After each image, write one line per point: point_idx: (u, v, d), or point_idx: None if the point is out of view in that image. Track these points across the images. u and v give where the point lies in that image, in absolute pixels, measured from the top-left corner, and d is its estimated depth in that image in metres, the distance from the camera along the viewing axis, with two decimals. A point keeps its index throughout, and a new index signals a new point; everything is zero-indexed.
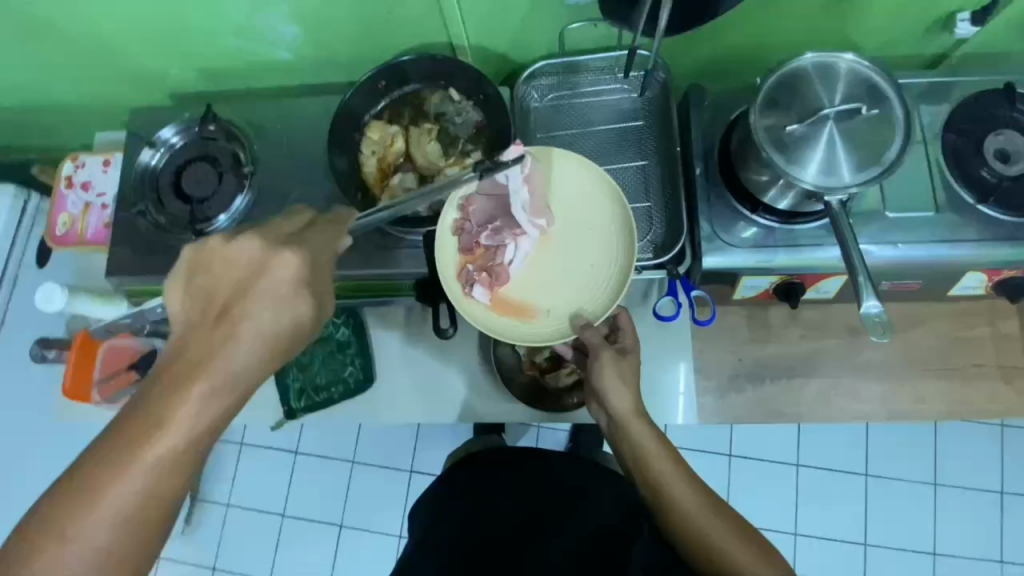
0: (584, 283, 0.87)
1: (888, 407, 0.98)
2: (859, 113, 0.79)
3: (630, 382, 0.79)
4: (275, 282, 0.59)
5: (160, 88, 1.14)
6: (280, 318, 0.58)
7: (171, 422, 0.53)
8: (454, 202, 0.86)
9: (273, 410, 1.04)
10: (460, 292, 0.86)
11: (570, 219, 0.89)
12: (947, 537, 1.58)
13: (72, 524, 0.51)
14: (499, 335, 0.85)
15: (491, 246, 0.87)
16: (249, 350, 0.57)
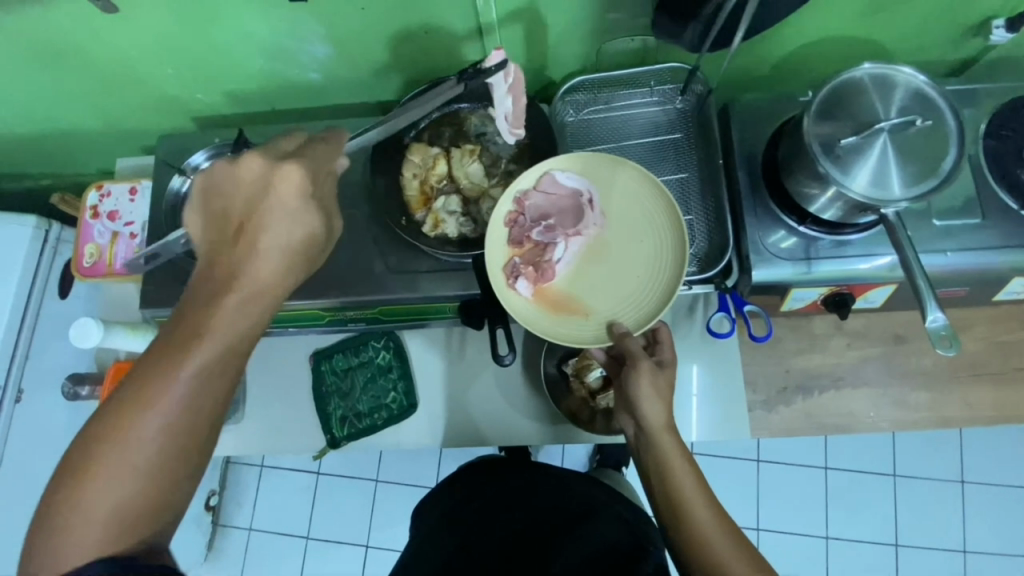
0: (635, 291, 0.84)
1: (937, 414, 0.98)
2: (914, 125, 0.79)
3: (663, 395, 0.76)
4: (283, 196, 0.62)
5: (183, 112, 1.12)
6: (294, 230, 0.62)
7: (210, 327, 0.58)
8: (510, 194, 0.86)
9: (314, 440, 1.02)
10: (503, 282, 0.83)
11: (622, 219, 0.86)
12: (979, 536, 1.56)
13: (120, 436, 0.55)
14: (537, 330, 0.82)
15: (541, 242, 0.85)
16: (268, 260, 0.61)
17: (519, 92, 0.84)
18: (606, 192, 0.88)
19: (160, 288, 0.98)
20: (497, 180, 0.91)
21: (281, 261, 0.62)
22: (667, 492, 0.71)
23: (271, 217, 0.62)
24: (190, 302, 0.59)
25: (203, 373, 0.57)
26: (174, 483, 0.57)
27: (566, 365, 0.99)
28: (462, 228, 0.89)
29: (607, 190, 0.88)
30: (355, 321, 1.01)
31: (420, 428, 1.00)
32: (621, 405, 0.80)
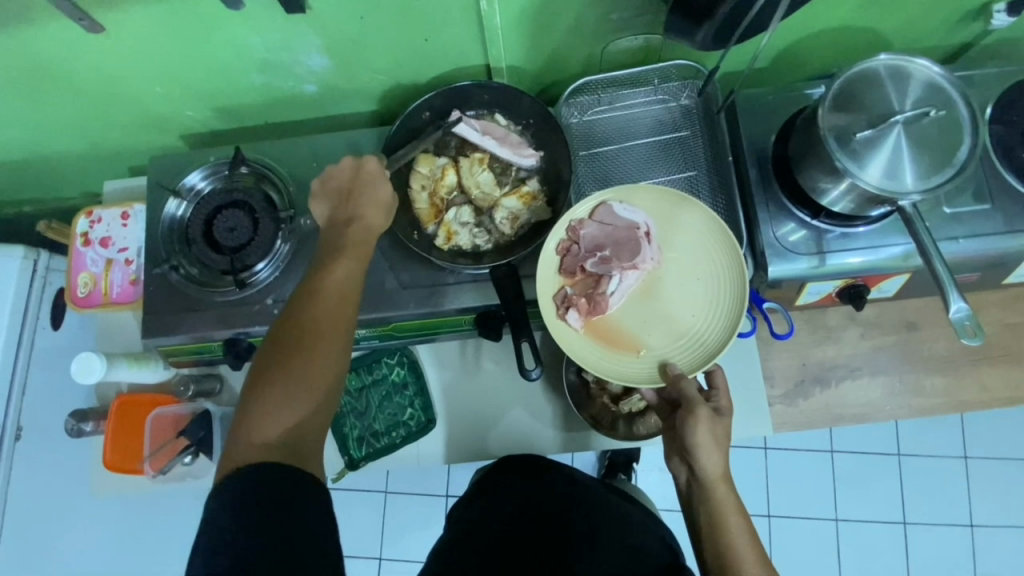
0: (689, 327, 0.84)
1: (953, 399, 0.99)
2: (928, 117, 0.79)
3: (719, 444, 0.74)
4: (370, 168, 0.80)
5: (174, 131, 1.08)
6: (382, 190, 0.80)
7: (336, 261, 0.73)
8: (565, 223, 0.85)
9: (332, 462, 0.99)
10: (554, 311, 0.84)
11: (675, 247, 0.86)
12: (984, 509, 1.60)
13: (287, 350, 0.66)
14: (585, 363, 0.82)
15: (595, 273, 0.84)
16: (372, 203, 0.79)
17: (489, 128, 0.89)
18: (657, 211, 0.87)
19: (161, 316, 0.94)
20: (508, 188, 0.88)
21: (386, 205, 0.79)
22: (718, 550, 0.70)
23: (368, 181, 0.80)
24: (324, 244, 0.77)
25: (346, 285, 0.72)
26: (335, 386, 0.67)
27: (586, 372, 0.97)
28: (476, 239, 0.88)
29: (660, 217, 0.87)
30: (367, 339, 0.98)
31: (440, 444, 0.98)
32: (674, 449, 0.79)
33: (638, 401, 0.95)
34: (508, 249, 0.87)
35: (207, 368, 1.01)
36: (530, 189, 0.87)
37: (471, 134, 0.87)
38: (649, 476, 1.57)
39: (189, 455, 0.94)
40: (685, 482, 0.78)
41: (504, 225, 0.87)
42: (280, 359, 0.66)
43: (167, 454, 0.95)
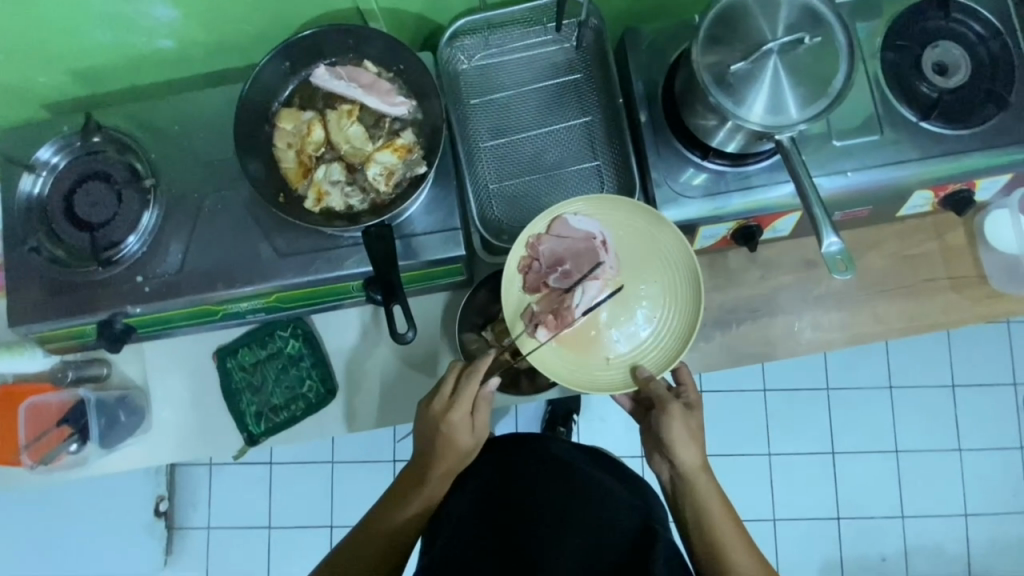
0: (655, 331, 0.87)
1: (850, 332, 1.00)
2: (802, 43, 0.75)
3: (695, 436, 0.81)
4: (460, 422, 0.83)
5: (31, 101, 0.98)
6: (469, 434, 0.84)
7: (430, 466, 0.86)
8: (524, 240, 0.87)
9: (230, 441, 0.96)
10: (524, 330, 0.86)
11: (636, 258, 0.88)
12: (910, 435, 1.67)
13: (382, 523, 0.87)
14: (558, 378, 0.85)
15: (558, 287, 0.87)
16: (465, 440, 0.84)
17: (354, 74, 0.83)
18: (622, 232, 0.88)
19: (26, 302, 0.88)
20: (381, 141, 0.82)
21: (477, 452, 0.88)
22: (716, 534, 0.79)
23: (463, 458, 0.86)
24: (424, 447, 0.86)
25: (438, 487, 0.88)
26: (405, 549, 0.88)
27: (484, 332, 0.95)
28: (349, 199, 0.82)
29: (618, 225, 0.89)
30: (254, 312, 0.93)
31: (342, 413, 0.96)
32: (654, 448, 0.85)
33: None
34: (386, 208, 0.82)
35: (91, 353, 0.96)
36: (403, 140, 0.82)
37: (339, 86, 0.83)
38: (588, 427, 1.59)
39: (75, 443, 0.93)
40: (668, 478, 0.84)
41: (378, 181, 0.81)
42: (376, 526, 0.88)
43: (47, 444, 0.93)
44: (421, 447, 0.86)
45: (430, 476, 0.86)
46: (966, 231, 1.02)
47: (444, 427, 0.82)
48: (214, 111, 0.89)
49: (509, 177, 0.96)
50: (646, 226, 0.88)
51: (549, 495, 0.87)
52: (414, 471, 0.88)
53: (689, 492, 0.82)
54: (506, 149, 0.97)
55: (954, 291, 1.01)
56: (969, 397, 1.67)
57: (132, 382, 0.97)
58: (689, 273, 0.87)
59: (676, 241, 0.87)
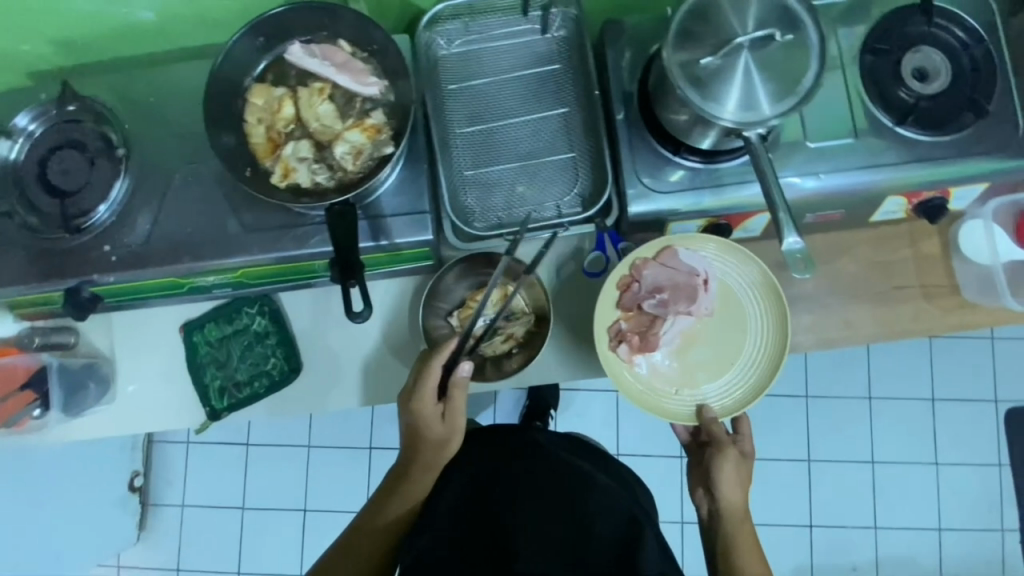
0: (728, 375, 0.92)
1: (820, 336, 1.00)
2: (774, 40, 0.75)
3: (741, 482, 0.92)
4: (430, 413, 0.88)
5: (13, 68, 0.99)
6: (438, 418, 0.88)
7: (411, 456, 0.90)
8: (630, 261, 0.91)
9: (193, 414, 0.96)
10: (608, 344, 0.91)
11: (727, 302, 0.93)
12: (887, 447, 1.66)
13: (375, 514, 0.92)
14: (625, 391, 0.90)
15: (651, 313, 0.91)
16: (437, 432, 0.88)
17: (326, 54, 0.83)
18: (722, 275, 0.93)
19: None
20: (351, 121, 0.83)
21: (453, 446, 0.91)
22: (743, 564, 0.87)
23: (438, 452, 0.90)
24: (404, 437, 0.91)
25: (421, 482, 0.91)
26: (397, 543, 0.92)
27: (451, 317, 0.96)
28: (316, 176, 0.82)
29: (720, 264, 0.93)
30: (220, 286, 0.93)
31: (304, 393, 0.96)
32: (699, 482, 0.95)
33: (503, 341, 0.96)
34: (353, 185, 0.82)
35: (61, 321, 0.97)
36: (373, 121, 0.82)
37: (313, 65, 0.83)
38: (564, 423, 1.60)
39: (38, 409, 0.94)
40: (706, 513, 0.93)
41: (346, 161, 0.82)
42: (368, 517, 0.93)
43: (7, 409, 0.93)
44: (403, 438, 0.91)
45: (412, 467, 0.91)
46: (941, 240, 1.02)
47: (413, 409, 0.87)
48: (191, 85, 0.90)
49: (485, 165, 0.96)
50: (746, 279, 0.93)
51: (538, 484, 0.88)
52: (400, 465, 0.92)
53: (727, 530, 0.90)
54: (483, 138, 0.97)
55: (925, 300, 1.01)
56: (949, 412, 1.67)
57: (99, 352, 0.97)
58: (776, 326, 0.92)
59: (767, 290, 0.92)
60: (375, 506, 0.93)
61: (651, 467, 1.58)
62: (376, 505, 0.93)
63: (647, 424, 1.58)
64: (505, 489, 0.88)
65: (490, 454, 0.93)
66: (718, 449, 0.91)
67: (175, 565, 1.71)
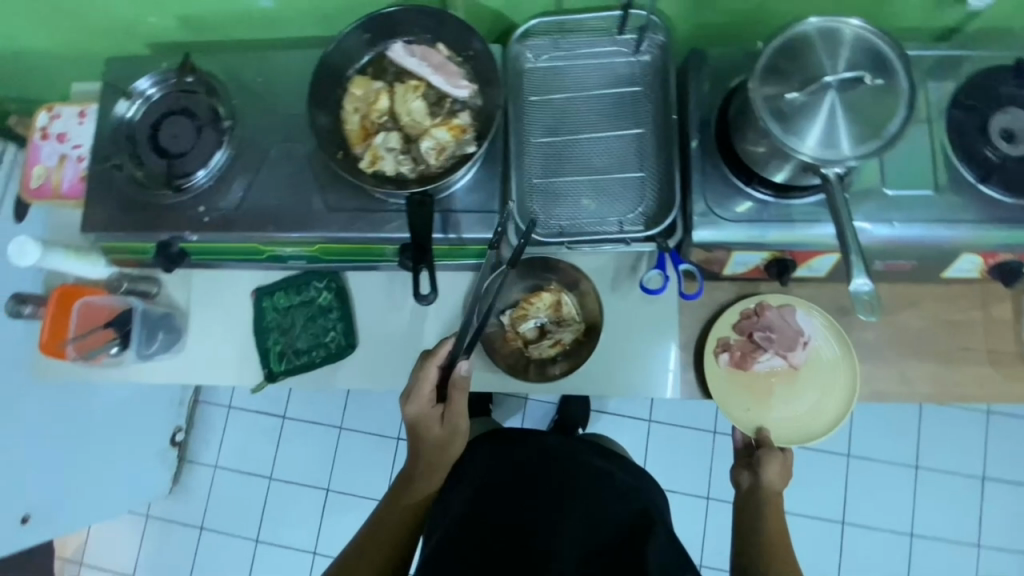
0: (791, 426, 0.97)
1: (874, 389, 0.98)
2: (863, 83, 0.76)
3: (785, 470, 0.92)
4: (430, 414, 0.89)
5: (141, 38, 1.09)
6: (438, 417, 0.89)
7: (420, 454, 0.91)
8: (755, 298, 0.99)
9: (251, 373, 1.02)
10: (711, 348, 0.97)
11: (821, 370, 0.98)
12: (927, 520, 1.58)
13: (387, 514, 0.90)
14: (711, 384, 0.96)
15: (758, 344, 0.97)
16: (438, 433, 0.90)
17: (423, 54, 0.89)
18: (824, 344, 0.98)
19: (101, 213, 0.96)
20: (439, 119, 0.88)
21: (456, 446, 0.92)
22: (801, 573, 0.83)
23: (442, 451, 0.91)
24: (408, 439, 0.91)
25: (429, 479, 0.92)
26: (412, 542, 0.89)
27: (503, 316, 1.00)
28: (400, 167, 0.87)
29: (829, 338, 0.98)
30: (296, 258, 0.99)
31: (356, 369, 1.01)
32: (741, 465, 0.96)
33: (550, 345, 0.98)
34: (433, 178, 0.86)
35: (147, 270, 1.05)
36: (460, 121, 0.87)
37: (411, 64, 0.88)
38: None
39: (116, 347, 1.01)
40: (746, 488, 0.93)
41: (430, 155, 0.86)
42: (380, 517, 0.90)
43: (93, 343, 1.00)
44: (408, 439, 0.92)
45: (421, 464, 0.91)
46: (1014, 307, 0.98)
47: (412, 411, 0.89)
48: (296, 71, 0.97)
49: (556, 175, 1.00)
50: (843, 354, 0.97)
51: (553, 475, 0.93)
52: (411, 465, 0.92)
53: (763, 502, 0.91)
54: (557, 148, 1.00)
55: (991, 366, 0.97)
56: (1000, 493, 1.57)
57: (177, 304, 1.04)
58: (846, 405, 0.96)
59: (849, 364, 0.97)
60: (386, 509, 0.91)
61: (675, 500, 1.55)
62: (387, 505, 0.91)
63: (676, 457, 1.56)
64: (522, 477, 0.92)
65: (499, 448, 0.97)
66: (766, 449, 0.92)
67: (200, 523, 1.78)
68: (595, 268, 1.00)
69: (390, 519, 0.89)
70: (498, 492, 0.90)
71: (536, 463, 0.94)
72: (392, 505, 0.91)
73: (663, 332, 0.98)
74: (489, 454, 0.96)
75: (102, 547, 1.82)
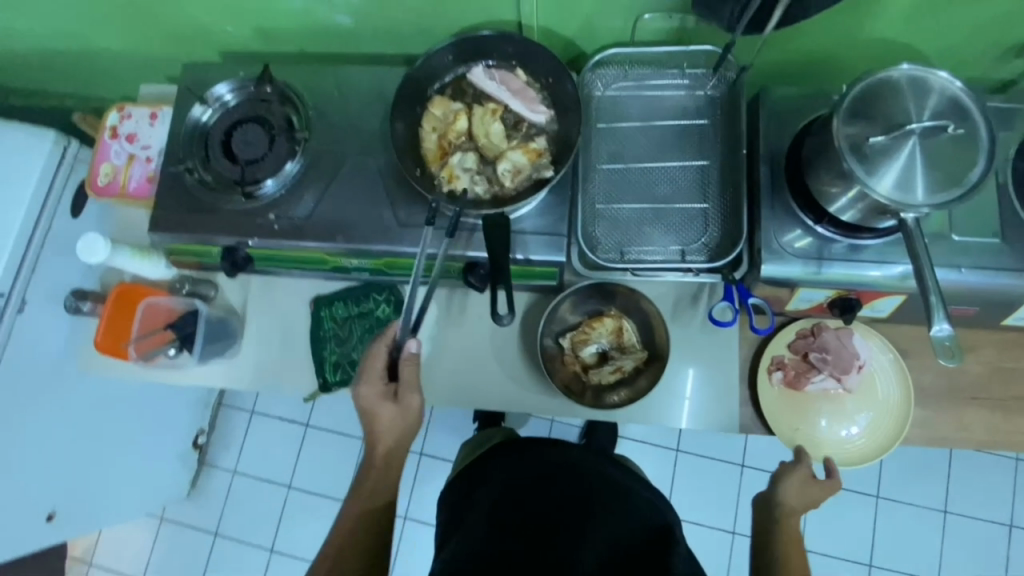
0: (836, 446, 0.97)
1: (929, 432, 0.97)
2: (945, 132, 0.77)
3: (808, 498, 0.91)
4: (381, 394, 0.85)
5: (214, 46, 1.11)
6: (390, 396, 0.85)
7: (378, 440, 0.86)
8: (813, 319, 0.99)
9: (305, 382, 1.01)
10: (765, 365, 0.98)
11: (874, 395, 0.97)
12: (953, 565, 1.55)
13: (358, 505, 0.85)
14: (760, 400, 0.97)
15: (812, 364, 0.97)
16: (389, 414, 0.85)
17: (502, 79, 0.91)
18: (881, 370, 0.97)
19: (170, 214, 0.97)
20: (516, 142, 0.89)
21: (414, 426, 0.87)
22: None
23: (401, 433, 0.86)
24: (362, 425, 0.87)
25: (392, 463, 0.86)
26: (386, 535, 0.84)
27: (562, 339, 0.99)
28: (475, 187, 0.88)
29: (885, 363, 0.97)
30: (359, 271, 1.00)
31: None
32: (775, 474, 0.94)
33: (611, 373, 0.97)
34: (507, 201, 0.88)
35: (206, 274, 1.05)
36: (536, 145, 0.88)
37: (490, 86, 0.90)
38: None
39: (173, 348, 1.00)
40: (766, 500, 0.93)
41: (505, 177, 0.88)
42: (350, 509, 0.85)
43: (153, 344, 1.01)
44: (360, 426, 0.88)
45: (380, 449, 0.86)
46: None
47: (362, 389, 0.85)
48: (371, 86, 0.99)
49: (618, 201, 1.01)
50: (899, 382, 0.96)
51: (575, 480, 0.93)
52: (371, 453, 0.87)
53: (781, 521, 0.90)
54: (620, 175, 1.02)
55: None
56: None
57: (233, 308, 1.05)
58: (896, 432, 0.95)
59: (903, 391, 0.96)
60: (353, 501, 0.86)
61: (700, 532, 1.53)
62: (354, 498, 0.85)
63: (703, 488, 1.55)
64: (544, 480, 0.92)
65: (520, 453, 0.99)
66: (801, 465, 0.92)
67: (214, 528, 1.76)
68: (655, 297, 1.00)
69: (358, 509, 0.84)
70: (521, 492, 0.90)
71: (546, 475, 0.94)
72: (358, 498, 0.85)
73: (719, 364, 0.98)
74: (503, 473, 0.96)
75: (112, 548, 1.79)
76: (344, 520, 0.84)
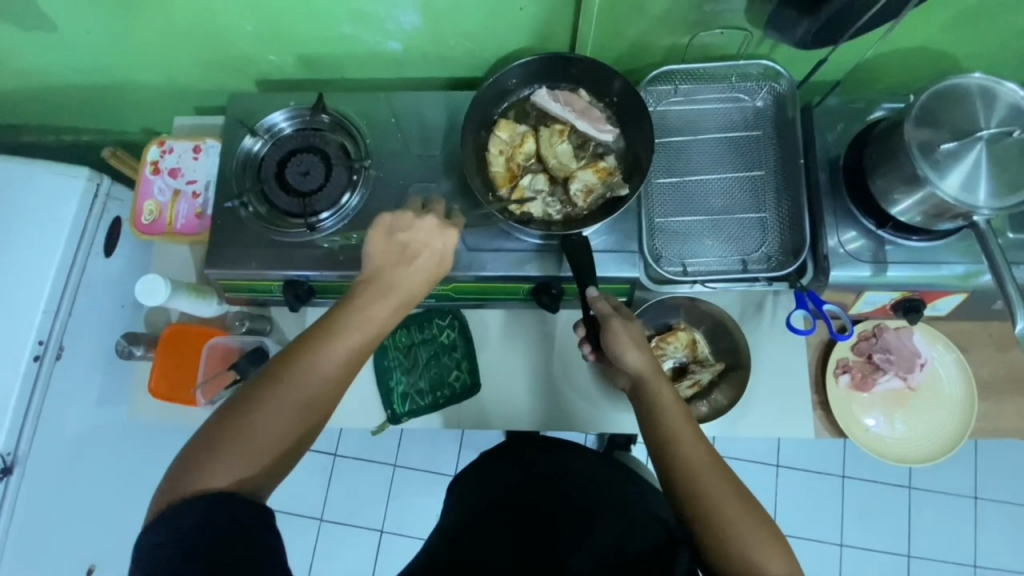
0: (903, 443, 1.00)
1: (989, 425, 1.00)
2: (1011, 137, 0.80)
3: (641, 343, 0.77)
4: (425, 243, 0.72)
5: (254, 75, 1.09)
6: (435, 257, 0.73)
7: (395, 286, 0.71)
8: (874, 320, 1.03)
9: (373, 414, 1.01)
10: (833, 369, 1.00)
11: (936, 392, 1.00)
12: (990, 551, 1.55)
13: (312, 346, 0.66)
14: (831, 402, 0.99)
15: (877, 365, 1.00)
16: (420, 269, 0.72)
17: (566, 100, 0.91)
18: (941, 367, 1.01)
19: (226, 250, 0.94)
20: (585, 162, 0.90)
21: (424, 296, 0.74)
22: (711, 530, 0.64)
23: (417, 289, 0.72)
24: (376, 262, 0.72)
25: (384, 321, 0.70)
26: (309, 412, 0.64)
27: None
28: (548, 208, 0.89)
29: (945, 361, 1.01)
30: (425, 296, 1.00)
31: (480, 409, 1.00)
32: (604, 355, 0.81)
33: (687, 387, 0.99)
34: (582, 221, 0.88)
35: (259, 308, 1.03)
36: (607, 164, 0.89)
37: (555, 108, 0.90)
38: None
39: (237, 390, 0.96)
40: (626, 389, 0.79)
41: (578, 197, 0.88)
42: (309, 337, 0.66)
43: (217, 387, 0.98)
44: (374, 259, 0.72)
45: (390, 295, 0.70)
46: None
47: (415, 228, 0.73)
48: (426, 112, 0.98)
49: (676, 214, 1.00)
50: (960, 379, 1.00)
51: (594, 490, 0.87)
52: (367, 289, 0.70)
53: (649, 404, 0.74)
54: (676, 188, 1.02)
55: None
56: None
57: (289, 342, 1.03)
58: (961, 428, 0.98)
59: (964, 387, 0.99)
60: (314, 330, 0.67)
61: None
62: (324, 330, 0.67)
63: None
64: (557, 485, 0.89)
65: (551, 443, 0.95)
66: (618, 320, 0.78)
67: None
68: (722, 306, 1.02)
69: (318, 352, 0.65)
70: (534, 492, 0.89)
71: (557, 478, 0.91)
72: (319, 339, 0.66)
73: (788, 370, 0.99)
74: (513, 470, 0.93)
75: None
76: (279, 365, 0.65)
